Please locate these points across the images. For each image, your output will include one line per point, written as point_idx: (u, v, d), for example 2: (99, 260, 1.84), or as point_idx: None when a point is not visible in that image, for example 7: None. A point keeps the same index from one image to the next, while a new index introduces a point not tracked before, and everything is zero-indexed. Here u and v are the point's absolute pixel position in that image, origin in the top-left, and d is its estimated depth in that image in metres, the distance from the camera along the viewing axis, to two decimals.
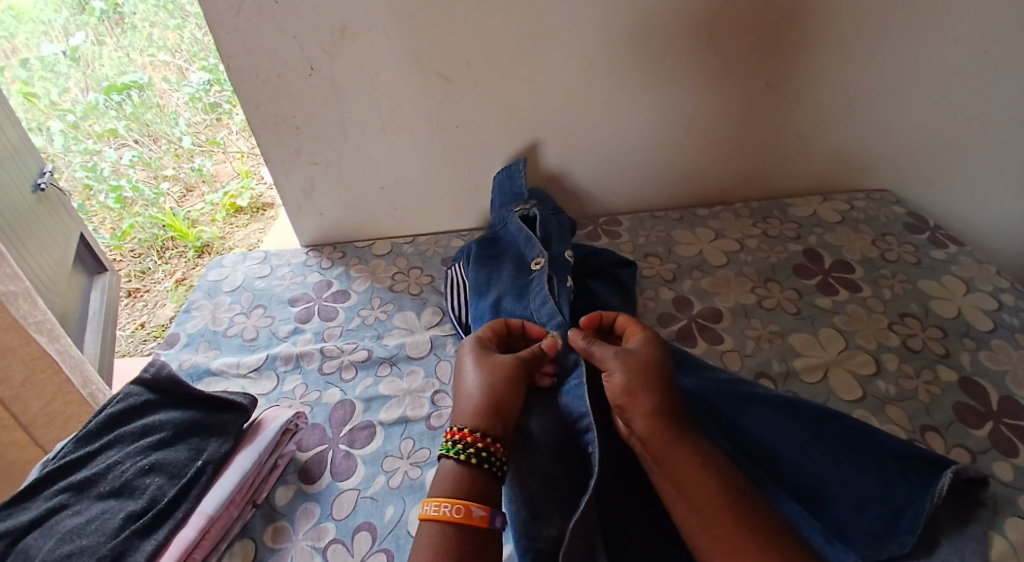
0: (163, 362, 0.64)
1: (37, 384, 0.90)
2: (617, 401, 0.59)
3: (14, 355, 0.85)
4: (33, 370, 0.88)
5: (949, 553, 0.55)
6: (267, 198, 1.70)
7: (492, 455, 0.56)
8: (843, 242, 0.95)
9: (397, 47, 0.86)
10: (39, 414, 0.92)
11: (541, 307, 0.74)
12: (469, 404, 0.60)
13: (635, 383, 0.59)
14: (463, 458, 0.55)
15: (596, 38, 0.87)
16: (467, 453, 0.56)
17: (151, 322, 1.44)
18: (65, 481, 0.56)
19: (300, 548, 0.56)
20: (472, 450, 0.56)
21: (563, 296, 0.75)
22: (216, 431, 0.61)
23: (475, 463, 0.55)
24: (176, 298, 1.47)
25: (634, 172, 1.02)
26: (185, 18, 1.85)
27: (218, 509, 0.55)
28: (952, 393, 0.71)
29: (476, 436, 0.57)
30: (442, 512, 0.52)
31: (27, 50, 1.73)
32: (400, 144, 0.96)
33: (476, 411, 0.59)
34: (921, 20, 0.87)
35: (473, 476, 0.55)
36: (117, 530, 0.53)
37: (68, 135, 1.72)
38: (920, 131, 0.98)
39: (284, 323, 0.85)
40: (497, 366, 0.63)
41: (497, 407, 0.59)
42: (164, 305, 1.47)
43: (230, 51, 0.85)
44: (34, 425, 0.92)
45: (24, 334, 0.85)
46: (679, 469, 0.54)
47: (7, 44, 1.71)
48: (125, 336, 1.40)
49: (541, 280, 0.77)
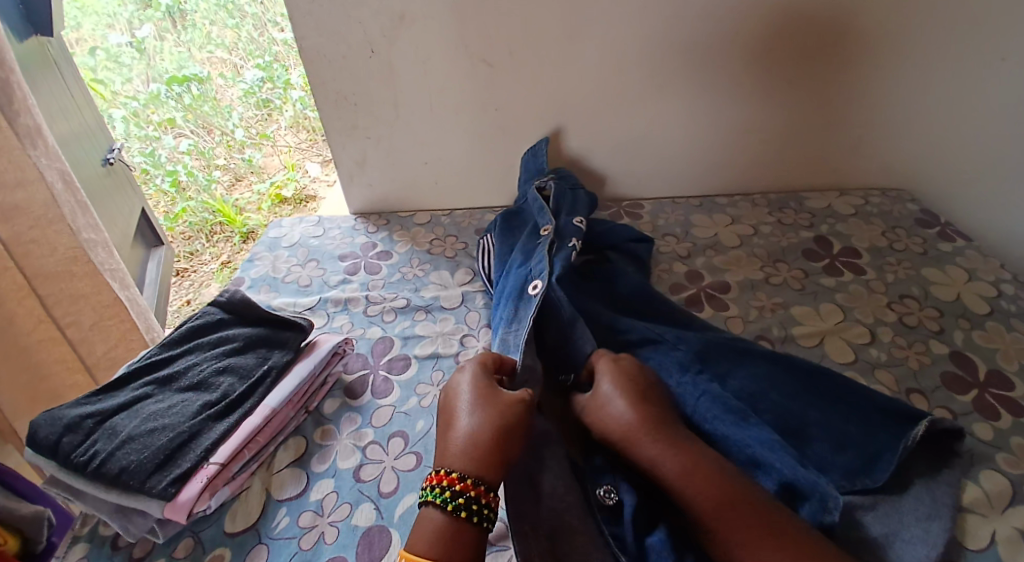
0: (235, 290, 0.77)
1: (103, 329, 0.97)
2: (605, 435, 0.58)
3: (85, 301, 0.94)
4: (101, 316, 0.96)
5: (921, 493, 0.60)
6: (310, 192, 1.83)
7: (487, 508, 0.51)
8: (853, 232, 1.00)
9: (448, 34, 0.96)
10: (103, 356, 1.00)
11: (538, 265, 0.80)
12: (466, 443, 0.55)
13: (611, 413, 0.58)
14: (454, 510, 0.51)
15: (628, 31, 0.95)
16: (459, 504, 0.51)
17: (197, 300, 1.53)
18: (150, 377, 0.68)
19: (343, 445, 0.68)
20: (461, 499, 0.51)
21: (560, 257, 0.80)
22: (278, 345, 0.73)
23: (465, 516, 0.51)
24: (220, 279, 1.57)
25: (658, 159, 1.09)
26: (241, 19, 2.01)
27: (281, 404, 0.68)
28: (941, 362, 0.76)
29: (471, 485, 0.52)
30: None
31: (96, 40, 1.92)
32: (445, 123, 1.06)
33: (477, 454, 0.54)
34: (936, 25, 0.92)
35: (463, 530, 0.50)
36: (195, 413, 0.64)
37: (130, 121, 1.86)
38: (934, 135, 1.02)
39: (334, 274, 0.96)
40: (499, 405, 0.57)
41: (501, 454, 0.54)
42: (209, 285, 1.57)
43: (303, 33, 0.97)
44: (97, 367, 1.00)
45: (96, 283, 0.93)
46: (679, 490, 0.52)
47: (76, 34, 1.91)
48: (173, 312, 1.49)
49: (544, 245, 0.84)
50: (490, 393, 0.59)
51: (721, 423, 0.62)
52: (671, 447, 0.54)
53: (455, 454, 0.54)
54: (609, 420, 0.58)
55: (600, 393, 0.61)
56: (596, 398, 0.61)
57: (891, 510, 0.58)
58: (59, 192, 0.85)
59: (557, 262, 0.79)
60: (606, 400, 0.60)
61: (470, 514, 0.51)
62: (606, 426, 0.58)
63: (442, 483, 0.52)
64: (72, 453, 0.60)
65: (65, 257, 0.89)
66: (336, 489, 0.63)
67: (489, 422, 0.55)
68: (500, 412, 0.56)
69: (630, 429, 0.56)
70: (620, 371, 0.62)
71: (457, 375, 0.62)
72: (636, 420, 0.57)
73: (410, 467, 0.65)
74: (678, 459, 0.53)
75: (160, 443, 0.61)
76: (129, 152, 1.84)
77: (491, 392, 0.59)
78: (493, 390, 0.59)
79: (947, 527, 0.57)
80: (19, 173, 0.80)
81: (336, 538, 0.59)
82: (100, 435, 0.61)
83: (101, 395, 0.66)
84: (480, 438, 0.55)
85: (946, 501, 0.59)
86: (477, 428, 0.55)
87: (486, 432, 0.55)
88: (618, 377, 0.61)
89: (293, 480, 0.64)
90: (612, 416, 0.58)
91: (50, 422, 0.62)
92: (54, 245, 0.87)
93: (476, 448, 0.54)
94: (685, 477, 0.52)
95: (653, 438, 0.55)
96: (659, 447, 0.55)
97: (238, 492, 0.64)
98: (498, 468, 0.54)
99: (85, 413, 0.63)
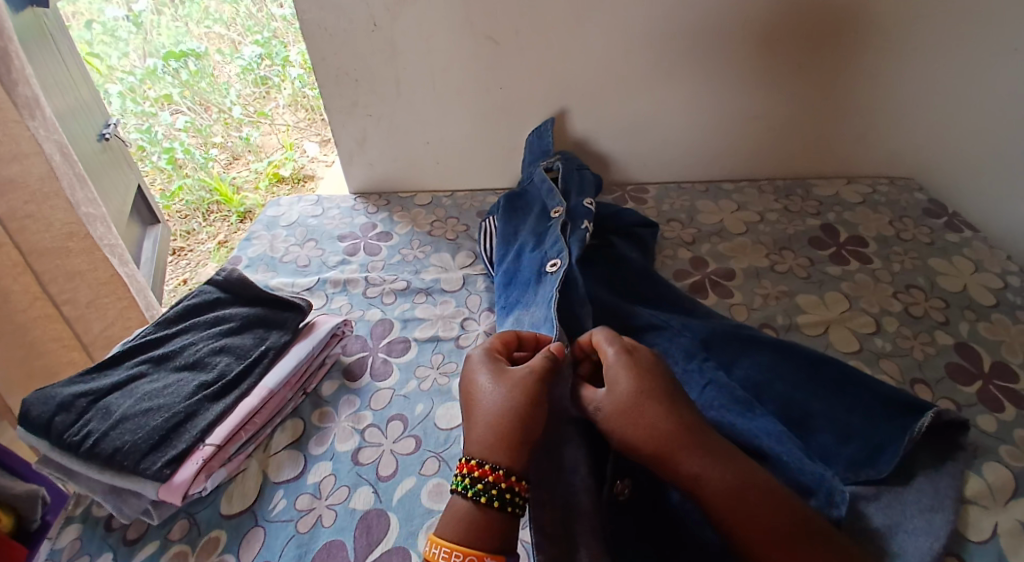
0: (232, 269, 0.76)
1: (100, 308, 0.96)
2: (634, 442, 0.51)
3: (82, 278, 0.92)
4: (97, 293, 0.94)
5: (924, 484, 0.59)
6: (308, 170, 1.81)
7: (506, 493, 0.50)
8: (861, 221, 0.98)
9: (451, 10, 0.94)
10: (99, 335, 0.98)
11: (553, 246, 0.80)
12: (484, 433, 0.52)
13: (642, 420, 0.51)
14: (474, 497, 0.50)
15: (636, 10, 0.93)
16: (479, 491, 0.50)
17: (193, 279, 1.52)
18: (145, 356, 0.67)
19: (341, 428, 0.67)
20: (493, 490, 0.50)
21: (574, 237, 0.80)
22: (276, 325, 0.72)
23: (485, 502, 0.49)
24: (218, 258, 1.56)
25: (663, 143, 1.08)
26: None
27: (278, 385, 0.67)
28: (946, 353, 0.76)
29: (500, 475, 0.50)
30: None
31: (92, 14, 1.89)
32: (448, 103, 1.04)
33: (500, 443, 0.51)
34: (951, 11, 0.90)
35: (487, 516, 0.49)
36: (191, 393, 0.63)
37: (126, 97, 1.83)
38: (944, 124, 1.01)
39: (334, 255, 0.95)
40: (506, 384, 0.55)
41: (523, 438, 0.52)
42: (206, 264, 1.55)
43: (303, 6, 0.94)
44: (94, 345, 0.98)
45: (92, 259, 0.92)
46: (726, 509, 0.48)
47: (72, 6, 1.80)
48: (169, 291, 1.48)
49: (556, 226, 0.83)
50: (497, 374, 0.56)
51: (727, 413, 0.61)
52: (714, 465, 0.49)
53: (473, 443, 0.53)
54: (638, 426, 0.51)
55: (619, 392, 0.53)
56: (614, 398, 0.53)
57: (896, 501, 0.58)
58: (59, 163, 0.84)
59: (575, 247, 0.78)
60: (629, 404, 0.52)
61: (488, 500, 0.49)
62: (629, 434, 0.51)
63: (462, 471, 0.51)
64: (65, 432, 0.59)
65: (60, 233, 0.87)
66: (333, 472, 0.62)
67: (498, 404, 0.53)
68: (516, 393, 0.54)
69: (664, 442, 0.50)
70: (638, 365, 0.54)
71: (469, 361, 0.60)
72: (670, 432, 0.50)
73: (409, 451, 0.64)
74: (725, 474, 0.48)
75: (154, 424, 0.60)
76: (125, 129, 1.80)
77: (504, 375, 0.56)
78: (501, 370, 0.57)
79: (949, 518, 0.57)
80: (14, 145, 0.78)
81: (334, 521, 0.58)
82: (93, 415, 0.60)
83: (95, 373, 0.65)
84: (493, 422, 0.52)
85: (948, 493, 0.59)
86: (486, 413, 0.53)
87: (499, 415, 0.53)
88: (641, 375, 0.53)
89: (291, 462, 0.64)
90: (641, 420, 0.51)
91: (43, 400, 0.61)
92: (50, 220, 0.85)
93: (499, 437, 0.52)
94: (731, 498, 0.48)
95: (695, 454, 0.49)
96: (704, 461, 0.49)
97: (235, 474, 0.63)
98: (518, 447, 0.51)
99: (78, 392, 0.62)
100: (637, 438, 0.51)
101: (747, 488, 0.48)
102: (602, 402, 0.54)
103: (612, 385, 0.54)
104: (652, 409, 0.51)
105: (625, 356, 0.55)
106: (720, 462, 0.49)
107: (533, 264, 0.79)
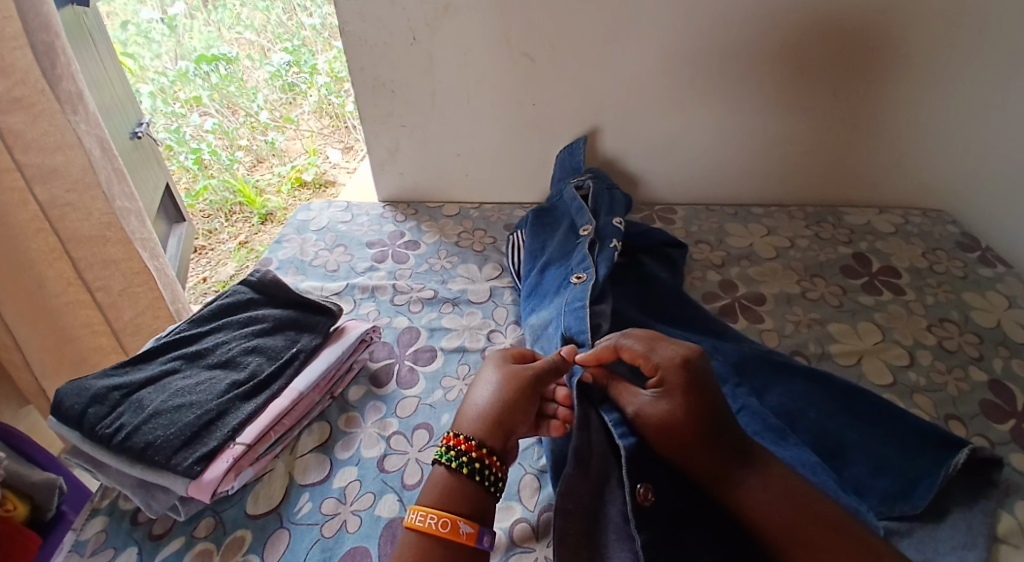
0: (266, 270, 0.77)
1: (132, 296, 0.96)
2: (684, 448, 0.53)
3: (117, 267, 0.93)
4: (130, 283, 0.95)
5: (958, 522, 0.58)
6: (330, 176, 1.82)
7: (484, 466, 0.54)
8: (893, 251, 0.97)
9: (490, 26, 0.95)
10: (129, 322, 0.98)
11: (579, 264, 0.79)
12: (477, 412, 0.58)
13: (693, 429, 0.53)
14: (456, 467, 0.53)
15: (673, 33, 0.93)
16: (461, 461, 0.54)
17: (213, 278, 1.53)
18: (178, 352, 0.68)
19: (367, 434, 0.67)
20: (465, 458, 0.54)
21: (602, 255, 0.79)
22: (308, 328, 0.73)
23: (466, 473, 0.53)
24: (238, 258, 1.57)
25: (694, 165, 1.07)
26: (272, 2, 2.04)
27: (308, 388, 0.67)
28: (980, 390, 0.74)
29: (472, 444, 0.54)
30: (428, 524, 0.50)
31: (128, 16, 1.95)
32: (481, 116, 1.05)
33: (484, 422, 0.57)
34: (991, 46, 0.89)
35: (460, 483, 0.53)
36: (223, 391, 0.64)
37: (157, 97, 1.86)
38: (978, 157, 0.99)
39: (362, 261, 0.96)
40: (508, 376, 0.61)
41: (503, 422, 0.57)
42: (227, 264, 1.56)
43: (346, 17, 0.96)
44: (123, 332, 0.98)
45: (129, 249, 0.93)
46: (762, 512, 0.50)
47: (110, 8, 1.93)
48: (189, 289, 1.49)
49: (584, 244, 0.83)
50: (501, 368, 0.62)
51: (760, 440, 0.61)
52: (755, 471, 0.52)
53: (469, 419, 0.57)
54: (684, 435, 0.53)
55: (665, 404, 0.55)
56: (658, 408, 0.55)
57: (928, 537, 0.56)
58: (98, 157, 0.85)
59: (603, 266, 0.77)
60: (676, 416, 0.54)
61: (461, 467, 0.53)
62: (675, 442, 0.54)
63: (447, 443, 0.55)
64: (98, 424, 0.59)
65: (99, 223, 0.88)
66: (360, 478, 0.62)
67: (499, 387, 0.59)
68: (511, 385, 0.59)
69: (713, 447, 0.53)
70: (693, 375, 0.55)
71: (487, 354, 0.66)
72: (720, 442, 0.53)
73: (434, 460, 0.64)
74: (763, 479, 0.51)
75: (187, 420, 0.60)
76: (155, 129, 1.82)
77: (509, 368, 0.62)
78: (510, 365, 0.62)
79: (983, 557, 0.55)
80: (60, 136, 0.80)
81: (359, 528, 0.58)
82: (126, 408, 0.61)
83: (129, 367, 0.66)
84: (489, 401, 0.58)
85: (982, 531, 0.57)
86: (482, 393, 0.59)
87: (491, 400, 0.58)
88: (690, 389, 0.54)
89: (317, 465, 0.64)
90: (688, 428, 0.53)
91: (76, 392, 0.61)
92: (89, 210, 0.86)
93: (485, 418, 0.57)
94: (778, 508, 0.50)
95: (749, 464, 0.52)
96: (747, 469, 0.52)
97: (262, 474, 0.63)
98: (499, 429, 0.56)
99: (112, 385, 0.62)
100: (685, 444, 0.53)
101: (786, 492, 0.51)
102: (649, 414, 0.55)
103: (655, 400, 0.56)
104: (699, 419, 0.53)
105: (677, 376, 0.55)
106: (759, 469, 0.52)
107: (561, 280, 0.79)
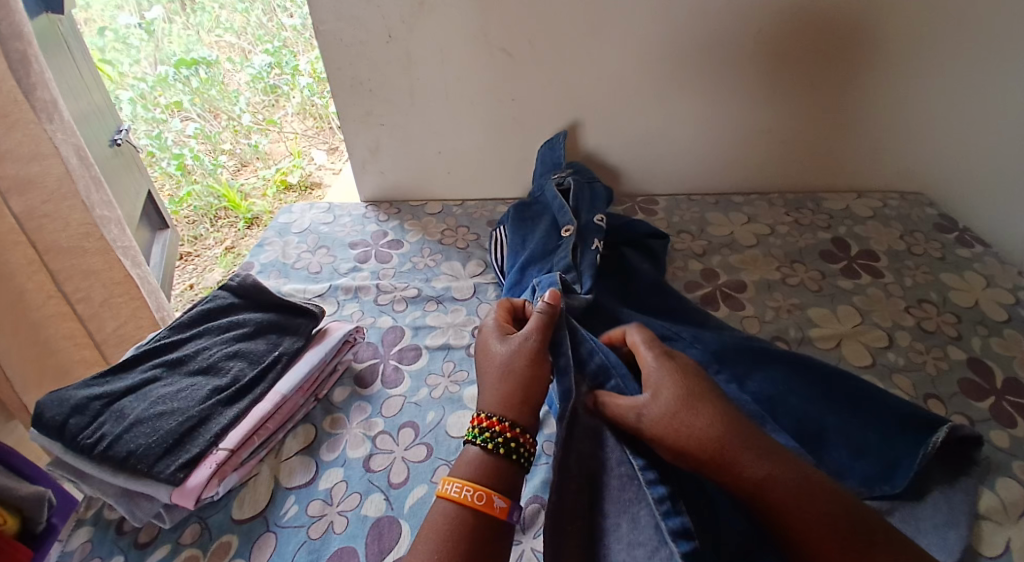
0: (246, 274, 0.77)
1: (114, 306, 0.96)
2: (693, 445, 0.51)
3: (97, 277, 0.92)
4: (111, 293, 0.95)
5: (939, 501, 0.59)
6: (316, 178, 1.80)
7: (519, 445, 0.54)
8: (872, 235, 0.98)
9: (466, 22, 0.95)
10: (111, 333, 0.98)
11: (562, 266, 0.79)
12: (498, 394, 0.57)
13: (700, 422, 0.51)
14: (491, 446, 0.53)
15: (649, 25, 0.93)
16: (496, 441, 0.54)
17: (200, 284, 1.52)
18: (159, 360, 0.67)
19: (352, 435, 0.67)
20: (500, 438, 0.54)
21: (586, 261, 0.80)
22: (290, 330, 0.73)
23: (502, 452, 0.53)
24: (225, 264, 1.56)
25: (674, 155, 1.08)
26: (251, 3, 2.03)
27: (291, 391, 0.67)
28: (959, 369, 0.75)
29: (507, 425, 0.54)
30: (464, 496, 0.50)
31: (106, 22, 1.92)
32: (461, 113, 1.05)
33: (509, 403, 0.56)
34: (963, 29, 0.90)
35: (495, 460, 0.53)
36: (205, 398, 0.64)
37: (137, 103, 1.83)
38: (954, 140, 1.00)
39: (345, 262, 0.95)
40: (517, 349, 0.60)
41: (527, 399, 0.57)
42: (213, 269, 1.55)
43: (321, 16, 0.96)
44: (107, 343, 0.98)
45: (107, 259, 0.92)
46: (778, 505, 0.47)
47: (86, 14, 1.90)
48: (176, 296, 1.48)
49: (567, 245, 0.82)
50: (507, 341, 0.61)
51: None
52: (768, 462, 0.49)
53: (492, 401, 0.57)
54: (691, 434, 0.51)
55: (666, 401, 0.54)
56: (660, 405, 0.54)
57: (908, 517, 0.58)
58: (76, 165, 0.85)
59: (587, 277, 0.77)
60: (679, 409, 0.53)
61: (497, 447, 0.53)
62: (682, 438, 0.51)
63: (478, 424, 0.55)
64: (78, 435, 0.59)
65: (77, 232, 0.87)
66: (345, 479, 0.62)
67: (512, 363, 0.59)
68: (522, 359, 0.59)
69: (720, 439, 0.50)
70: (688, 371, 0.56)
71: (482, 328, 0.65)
72: (729, 438, 0.50)
73: (420, 458, 0.64)
74: (775, 470, 0.49)
75: (169, 427, 0.60)
76: (135, 135, 1.80)
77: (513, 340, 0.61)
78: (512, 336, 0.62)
79: (964, 534, 0.56)
80: (35, 146, 0.79)
81: (345, 528, 0.58)
82: (106, 418, 0.60)
83: (109, 377, 0.65)
84: (506, 379, 0.58)
85: (962, 509, 0.58)
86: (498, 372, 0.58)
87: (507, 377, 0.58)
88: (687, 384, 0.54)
89: (303, 467, 0.64)
90: (695, 423, 0.51)
91: (57, 403, 0.61)
92: (67, 220, 0.85)
93: (508, 399, 0.56)
94: (790, 499, 0.47)
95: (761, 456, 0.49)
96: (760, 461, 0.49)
97: (247, 479, 0.63)
98: (526, 408, 0.56)
99: (92, 395, 0.62)
100: (694, 437, 0.51)
101: (801, 484, 0.48)
102: (653, 412, 0.54)
103: (654, 397, 0.54)
104: (703, 414, 0.52)
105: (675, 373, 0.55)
106: (773, 462, 0.49)
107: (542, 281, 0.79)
